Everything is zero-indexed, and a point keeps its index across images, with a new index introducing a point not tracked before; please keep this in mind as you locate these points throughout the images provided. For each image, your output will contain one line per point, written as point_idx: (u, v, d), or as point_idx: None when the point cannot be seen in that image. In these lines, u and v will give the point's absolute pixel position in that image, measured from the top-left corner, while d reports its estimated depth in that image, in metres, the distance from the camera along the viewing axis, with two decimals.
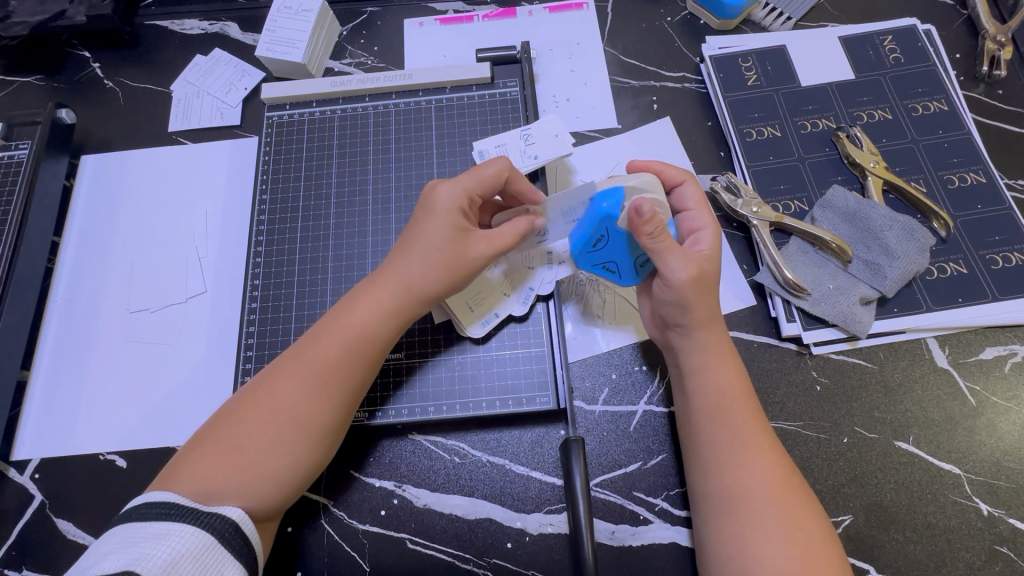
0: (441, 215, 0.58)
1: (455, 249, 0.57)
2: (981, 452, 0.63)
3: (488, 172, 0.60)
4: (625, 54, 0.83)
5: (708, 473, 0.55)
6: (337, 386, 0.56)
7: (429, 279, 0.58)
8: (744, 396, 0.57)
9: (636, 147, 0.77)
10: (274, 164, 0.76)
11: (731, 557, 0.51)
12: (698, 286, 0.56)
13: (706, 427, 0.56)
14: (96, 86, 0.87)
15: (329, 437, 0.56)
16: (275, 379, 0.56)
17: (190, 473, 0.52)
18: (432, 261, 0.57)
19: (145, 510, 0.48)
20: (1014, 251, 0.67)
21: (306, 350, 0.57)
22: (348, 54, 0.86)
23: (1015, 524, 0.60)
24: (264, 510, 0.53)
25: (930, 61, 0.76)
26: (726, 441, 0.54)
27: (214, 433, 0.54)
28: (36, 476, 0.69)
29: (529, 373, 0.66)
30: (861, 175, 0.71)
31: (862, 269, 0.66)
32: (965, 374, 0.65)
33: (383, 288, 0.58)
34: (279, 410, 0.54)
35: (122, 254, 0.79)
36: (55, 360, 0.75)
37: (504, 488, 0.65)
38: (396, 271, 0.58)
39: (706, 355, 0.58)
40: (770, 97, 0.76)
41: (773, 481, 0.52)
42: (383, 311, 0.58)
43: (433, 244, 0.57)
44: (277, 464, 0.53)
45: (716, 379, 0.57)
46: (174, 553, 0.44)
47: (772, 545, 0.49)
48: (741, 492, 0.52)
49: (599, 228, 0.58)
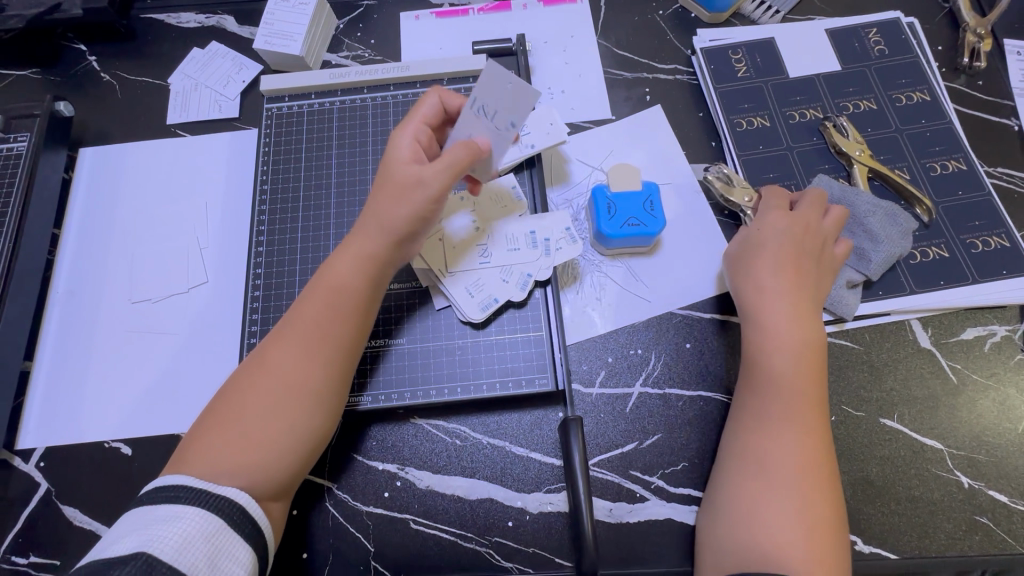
0: (390, 158, 0.60)
1: (401, 177, 0.58)
2: (962, 427, 0.65)
3: (428, 105, 0.62)
4: (618, 46, 0.85)
5: (750, 438, 0.58)
6: (325, 345, 0.57)
7: (384, 213, 0.58)
8: (807, 364, 0.59)
9: (629, 136, 0.79)
10: (273, 155, 0.77)
11: (741, 516, 0.54)
12: (738, 256, 0.66)
13: (767, 392, 0.58)
14: (93, 79, 0.88)
15: (325, 401, 0.57)
16: (269, 347, 0.58)
17: (197, 451, 0.53)
18: (386, 197, 0.59)
19: (156, 493, 0.50)
20: (993, 235, 0.70)
21: (295, 317, 0.58)
22: (346, 47, 0.87)
23: (994, 495, 0.63)
24: (277, 480, 0.54)
25: (913, 53, 0.78)
26: (774, 411, 0.57)
27: (216, 410, 0.56)
28: (41, 464, 0.70)
29: (528, 357, 0.68)
30: (847, 163, 0.73)
31: (848, 253, 0.69)
32: (946, 354, 0.68)
33: (355, 242, 0.60)
34: (275, 377, 0.56)
35: (122, 245, 0.80)
36: (58, 351, 0.76)
37: (505, 468, 0.67)
38: (363, 223, 0.60)
39: (791, 319, 0.60)
40: (759, 88, 0.78)
41: (807, 453, 0.55)
42: (357, 261, 0.59)
43: (387, 186, 0.59)
44: (276, 430, 0.54)
45: (779, 343, 0.59)
46: (184, 536, 0.46)
47: (786, 510, 0.53)
48: (774, 458, 0.55)
49: (640, 209, 0.70)
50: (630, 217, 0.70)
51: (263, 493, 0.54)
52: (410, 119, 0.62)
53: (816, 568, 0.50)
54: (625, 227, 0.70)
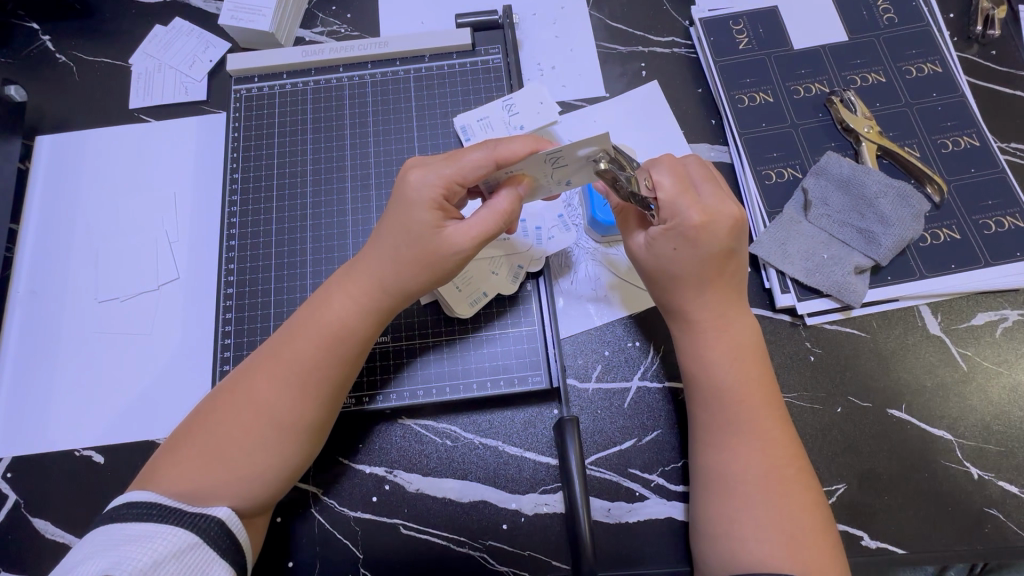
0: (414, 206, 0.54)
1: (431, 247, 0.54)
2: (972, 416, 0.63)
3: (471, 158, 0.53)
4: (611, 18, 0.79)
5: (709, 453, 0.55)
6: (320, 384, 0.53)
7: (401, 271, 0.54)
8: (745, 368, 0.56)
9: (624, 115, 0.75)
10: (245, 141, 0.72)
11: (716, 535, 0.52)
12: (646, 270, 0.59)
13: (710, 406, 0.56)
14: (48, 60, 0.81)
15: (314, 439, 0.54)
16: (253, 374, 0.53)
17: (170, 474, 0.50)
18: (404, 257, 0.54)
19: (122, 511, 0.46)
20: (1007, 215, 0.66)
21: (283, 347, 0.53)
22: (320, 23, 0.81)
23: (1005, 486, 0.61)
24: (261, 503, 0.52)
25: (924, 21, 0.74)
26: (730, 421, 0.54)
27: (195, 434, 0.52)
28: (8, 475, 0.66)
29: (520, 353, 0.64)
30: (854, 141, 0.69)
31: (856, 237, 0.65)
32: (957, 340, 0.65)
33: (358, 284, 0.55)
34: (264, 413, 0.52)
35: (86, 241, 0.75)
36: (20, 355, 0.71)
37: (498, 469, 0.64)
38: (369, 267, 0.55)
39: (725, 321, 0.57)
40: (762, 61, 0.74)
41: (768, 460, 0.53)
42: (361, 305, 0.55)
43: (411, 251, 0.54)
44: (264, 466, 0.51)
45: (712, 353, 0.56)
46: (153, 557, 0.43)
47: (757, 524, 0.50)
48: (730, 474, 0.53)
49: None
50: None
51: (246, 510, 0.51)
52: (448, 171, 0.53)
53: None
54: None
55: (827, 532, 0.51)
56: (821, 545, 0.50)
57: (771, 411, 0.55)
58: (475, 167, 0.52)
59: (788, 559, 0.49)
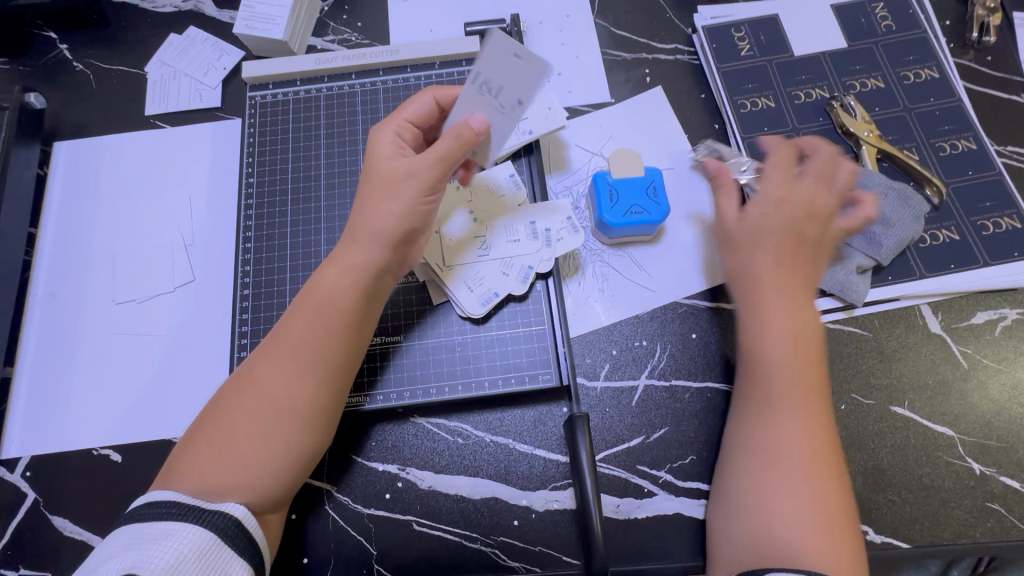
0: (373, 157, 0.58)
1: (388, 176, 0.56)
2: (973, 413, 0.64)
3: (415, 104, 0.61)
4: (616, 26, 0.81)
5: (755, 433, 0.56)
6: (316, 363, 0.54)
7: (372, 215, 0.55)
8: (811, 352, 0.56)
9: (628, 120, 0.76)
10: (259, 145, 0.74)
11: (754, 515, 0.53)
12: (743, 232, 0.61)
13: (774, 384, 0.56)
14: (65, 69, 0.83)
15: (318, 418, 0.54)
16: (256, 363, 0.55)
17: (185, 469, 0.51)
18: (373, 199, 0.56)
19: (145, 510, 0.47)
20: (1004, 216, 0.68)
21: (283, 335, 0.55)
22: (331, 31, 0.83)
23: (1006, 481, 0.62)
24: (273, 495, 0.53)
25: (921, 28, 0.76)
26: (775, 400, 0.55)
27: (205, 426, 0.53)
28: (28, 473, 0.68)
29: (530, 351, 0.66)
30: (854, 144, 0.71)
31: (858, 238, 0.67)
32: (957, 339, 0.67)
33: (344, 251, 0.57)
34: (264, 396, 0.53)
35: (104, 245, 0.77)
36: (39, 356, 0.73)
37: (509, 466, 0.65)
38: (350, 229, 0.57)
39: (800, 304, 0.58)
40: (763, 67, 0.76)
41: (818, 442, 0.53)
42: (348, 274, 0.56)
43: (374, 186, 0.56)
44: (268, 450, 0.52)
45: (782, 327, 0.57)
46: (175, 555, 0.44)
47: (795, 505, 0.51)
48: (787, 452, 0.53)
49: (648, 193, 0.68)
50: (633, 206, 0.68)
51: (259, 506, 0.52)
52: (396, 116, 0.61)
53: (835, 560, 0.49)
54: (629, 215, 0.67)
55: (852, 518, 0.52)
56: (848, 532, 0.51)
57: (817, 396, 0.55)
58: (417, 103, 0.61)
59: (825, 538, 0.50)
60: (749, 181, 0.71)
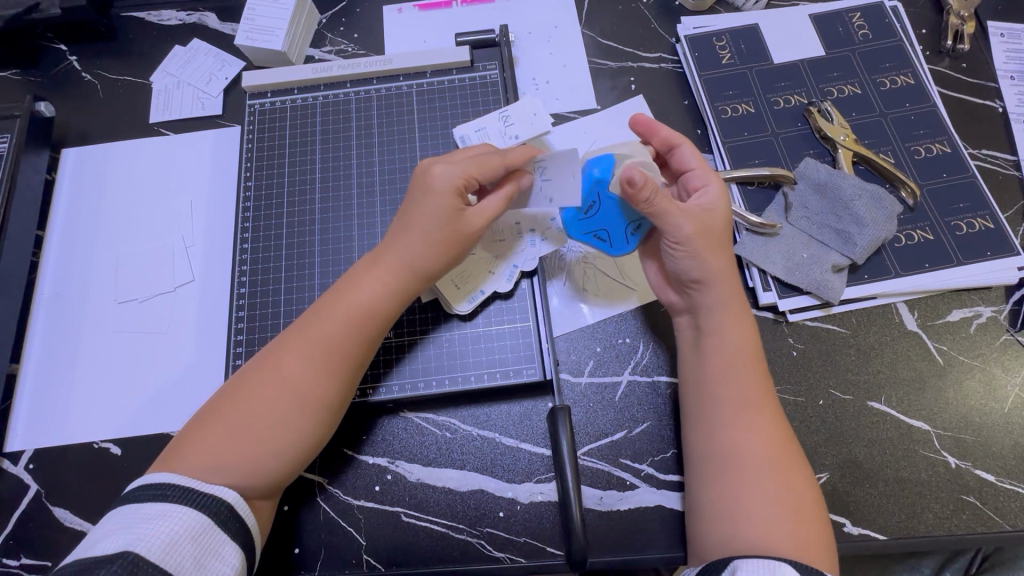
0: (438, 195, 0.59)
1: (453, 228, 0.59)
2: (949, 408, 0.66)
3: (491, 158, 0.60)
4: (602, 36, 0.84)
5: (714, 437, 0.57)
6: (342, 360, 0.57)
7: (428, 253, 0.59)
8: (759, 368, 0.59)
9: (613, 126, 0.79)
10: (259, 151, 0.77)
11: (722, 514, 0.54)
12: (705, 237, 0.60)
13: (720, 399, 0.58)
14: (74, 79, 0.87)
15: (331, 413, 0.57)
16: (280, 353, 0.57)
17: (193, 452, 0.52)
18: (428, 238, 0.59)
19: (140, 493, 0.49)
20: (978, 217, 0.70)
21: (309, 329, 0.58)
22: (328, 42, 0.86)
23: (981, 474, 0.64)
24: (270, 481, 0.54)
25: (897, 36, 0.78)
26: (734, 404, 0.57)
27: (221, 409, 0.55)
28: (31, 466, 0.70)
29: (515, 347, 0.68)
30: (832, 148, 0.73)
31: (834, 238, 0.69)
32: (933, 336, 0.68)
33: (386, 267, 0.60)
34: (288, 387, 0.55)
35: (109, 246, 0.80)
36: (44, 353, 0.75)
37: (495, 460, 0.67)
38: (396, 251, 0.60)
39: (722, 316, 0.61)
40: (744, 74, 0.78)
41: (775, 444, 0.56)
42: (382, 285, 0.59)
43: (434, 229, 0.59)
44: (283, 439, 0.55)
45: (732, 345, 0.60)
46: (169, 535, 0.46)
47: (764, 502, 0.53)
48: (742, 455, 0.55)
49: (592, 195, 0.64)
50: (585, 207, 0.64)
51: (250, 491, 0.53)
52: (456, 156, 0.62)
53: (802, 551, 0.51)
54: (590, 234, 0.66)
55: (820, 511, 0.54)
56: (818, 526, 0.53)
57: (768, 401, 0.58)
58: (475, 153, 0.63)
59: (791, 535, 0.51)
60: (729, 184, 0.73)
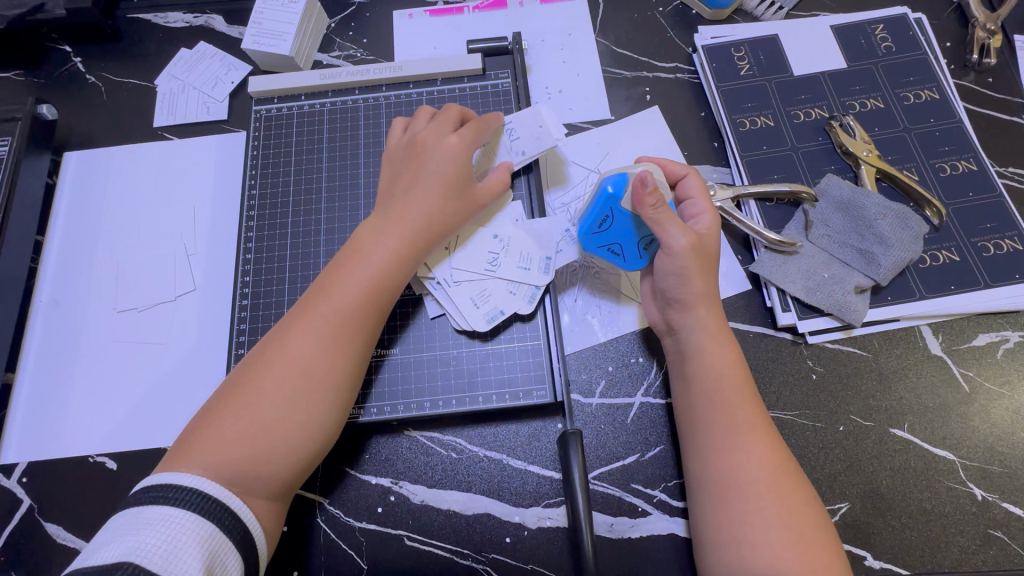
0: (446, 157, 0.62)
1: (464, 194, 0.62)
2: (975, 437, 0.63)
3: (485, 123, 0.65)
4: (617, 45, 0.82)
5: (707, 462, 0.55)
6: (351, 336, 0.55)
7: (440, 215, 0.61)
8: (746, 389, 0.57)
9: (628, 137, 0.77)
10: (263, 158, 0.75)
11: (725, 543, 0.51)
12: (698, 256, 0.58)
13: (707, 424, 0.56)
14: (78, 81, 0.85)
15: (341, 395, 0.55)
16: (285, 333, 0.55)
17: (205, 442, 0.50)
18: (443, 202, 0.61)
19: (143, 494, 0.47)
20: (1006, 238, 0.67)
21: (316, 302, 0.56)
22: (337, 47, 0.84)
23: (1008, 508, 0.61)
24: (283, 475, 0.52)
25: (922, 50, 0.76)
26: (723, 428, 0.55)
27: (228, 398, 0.53)
28: (24, 480, 0.68)
29: (525, 367, 0.65)
30: (854, 164, 0.71)
31: (856, 257, 0.67)
32: (958, 361, 0.66)
33: (394, 233, 0.59)
34: (296, 366, 0.53)
35: (110, 252, 0.78)
36: (40, 363, 0.73)
37: (502, 482, 0.65)
38: (410, 215, 0.60)
39: (706, 338, 0.58)
40: (763, 86, 0.76)
41: (772, 467, 0.53)
42: (389, 254, 0.58)
43: (445, 191, 0.61)
44: (294, 422, 0.52)
45: (716, 366, 0.57)
46: (174, 540, 0.43)
47: (768, 530, 0.50)
48: (739, 481, 0.52)
49: (604, 211, 0.60)
50: (598, 221, 0.61)
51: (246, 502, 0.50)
52: (471, 128, 0.64)
53: None
54: (603, 246, 0.63)
55: (830, 535, 0.52)
56: (827, 551, 0.50)
57: (761, 423, 0.55)
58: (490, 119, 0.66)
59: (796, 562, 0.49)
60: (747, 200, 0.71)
